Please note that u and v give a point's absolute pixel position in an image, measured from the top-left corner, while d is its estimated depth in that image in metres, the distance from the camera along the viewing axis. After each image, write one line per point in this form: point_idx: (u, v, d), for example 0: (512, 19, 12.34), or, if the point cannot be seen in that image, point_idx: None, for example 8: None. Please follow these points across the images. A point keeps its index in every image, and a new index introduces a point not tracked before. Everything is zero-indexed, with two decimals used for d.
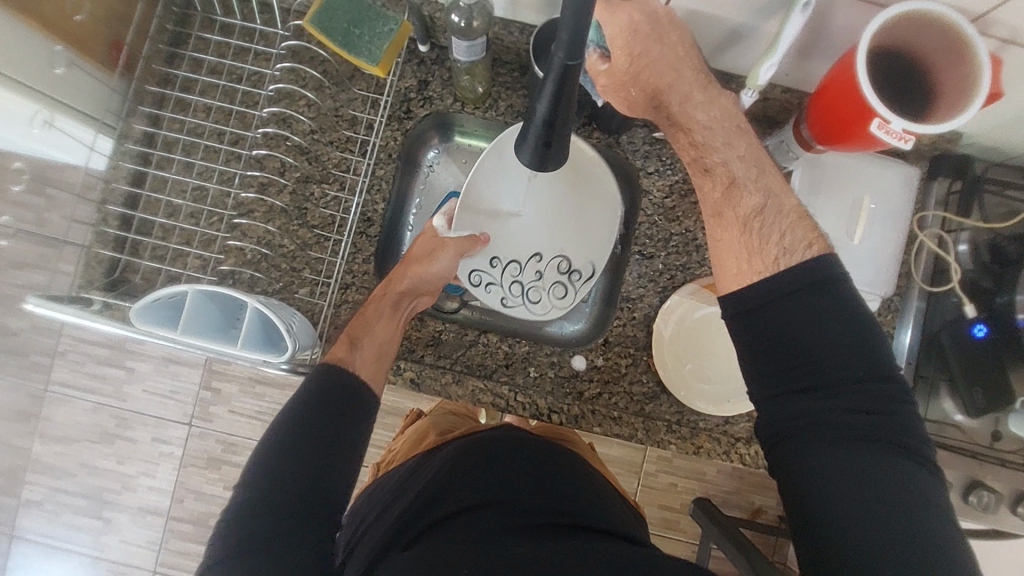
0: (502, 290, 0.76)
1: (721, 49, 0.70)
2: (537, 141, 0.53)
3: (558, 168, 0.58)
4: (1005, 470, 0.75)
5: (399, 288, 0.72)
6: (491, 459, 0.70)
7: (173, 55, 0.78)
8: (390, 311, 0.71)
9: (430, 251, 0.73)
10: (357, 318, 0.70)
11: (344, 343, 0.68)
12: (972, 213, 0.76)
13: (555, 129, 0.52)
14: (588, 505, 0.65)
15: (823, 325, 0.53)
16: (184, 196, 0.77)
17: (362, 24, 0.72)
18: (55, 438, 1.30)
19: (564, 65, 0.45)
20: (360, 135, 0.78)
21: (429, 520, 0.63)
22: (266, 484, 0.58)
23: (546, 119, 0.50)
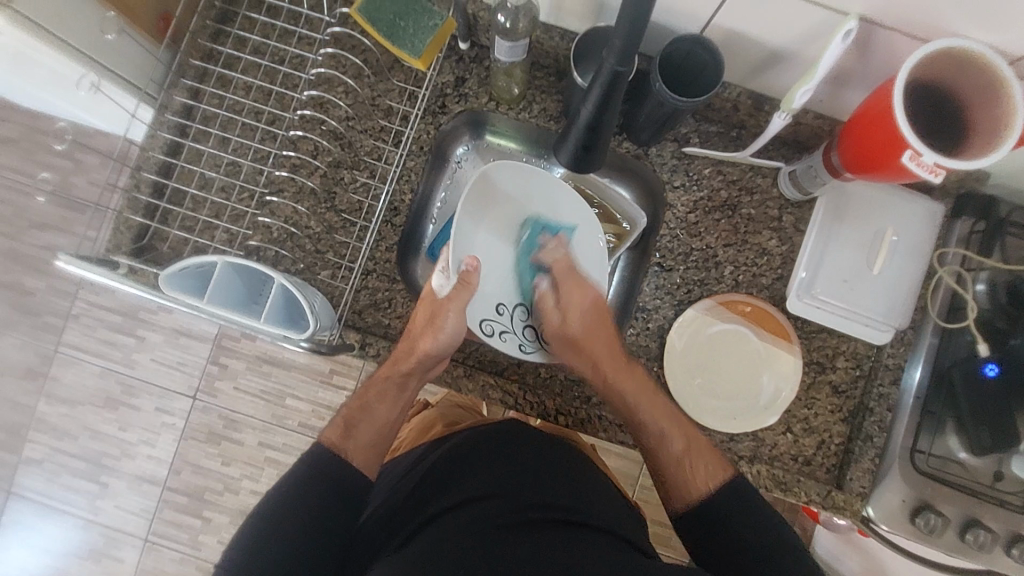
0: (517, 337, 0.76)
1: (758, 71, 0.71)
2: (578, 143, 0.64)
3: (595, 169, 0.69)
4: (1003, 511, 0.75)
5: (402, 367, 0.72)
6: (495, 452, 0.71)
7: (219, 32, 0.80)
8: (392, 393, 0.73)
9: (431, 321, 0.71)
10: (356, 402, 0.73)
11: (339, 429, 0.70)
12: (993, 253, 0.76)
13: (594, 135, 0.63)
14: (592, 501, 0.66)
15: (624, 377, 0.72)
16: (217, 170, 0.79)
17: (408, 17, 0.74)
18: (61, 398, 1.32)
19: (613, 69, 0.54)
20: (394, 125, 0.80)
21: (433, 510, 0.64)
22: (291, 501, 0.63)
23: (590, 121, 0.61)
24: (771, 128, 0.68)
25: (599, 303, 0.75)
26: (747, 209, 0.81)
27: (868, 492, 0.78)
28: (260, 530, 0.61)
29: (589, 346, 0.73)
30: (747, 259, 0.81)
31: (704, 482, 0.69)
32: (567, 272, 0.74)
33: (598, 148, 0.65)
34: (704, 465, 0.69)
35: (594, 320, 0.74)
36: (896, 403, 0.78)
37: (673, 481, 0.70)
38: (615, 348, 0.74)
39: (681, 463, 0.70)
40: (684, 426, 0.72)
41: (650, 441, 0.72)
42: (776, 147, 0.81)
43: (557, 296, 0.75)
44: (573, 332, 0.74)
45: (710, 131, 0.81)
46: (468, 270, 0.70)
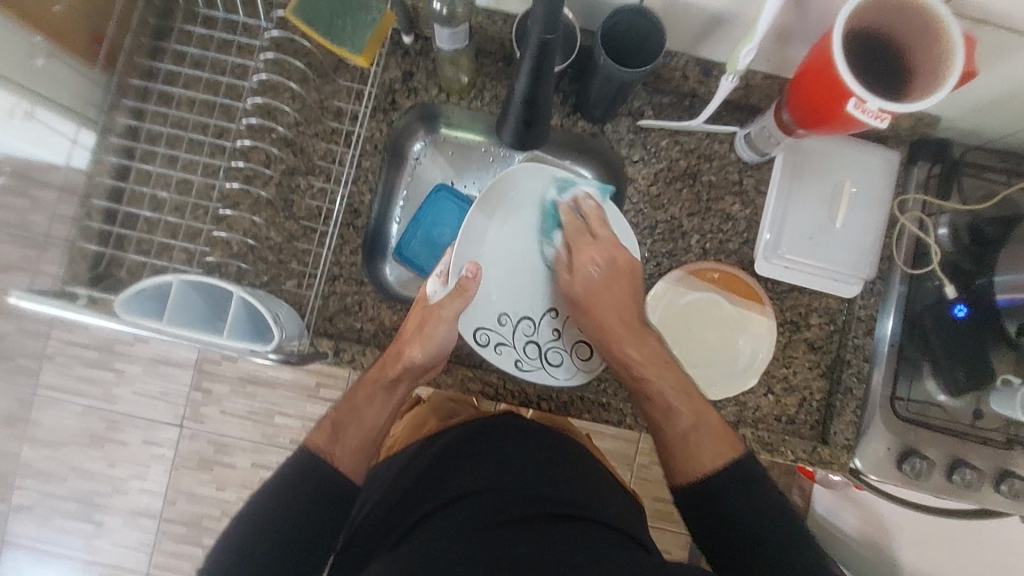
0: (514, 352, 0.76)
1: (702, 37, 0.71)
2: (516, 119, 0.64)
3: (538, 143, 0.69)
4: (987, 449, 0.76)
5: (391, 372, 0.71)
6: (486, 448, 0.69)
7: (155, 48, 0.78)
8: (381, 394, 0.72)
9: (420, 324, 0.72)
10: (345, 404, 0.71)
11: (327, 431, 0.68)
12: (951, 196, 0.77)
13: (530, 107, 0.62)
14: (586, 494, 0.65)
15: (632, 343, 0.73)
16: (168, 190, 0.77)
17: (344, 14, 0.72)
18: (44, 441, 1.29)
19: (540, 38, 0.53)
20: (345, 126, 0.78)
21: (423, 510, 0.63)
22: (274, 500, 0.63)
23: (525, 95, 0.60)
24: (720, 93, 0.67)
25: (613, 262, 0.75)
26: (708, 176, 0.81)
27: (853, 443, 0.79)
28: (254, 525, 0.62)
29: (596, 304, 0.74)
30: (713, 226, 0.81)
31: (709, 460, 0.67)
32: (586, 224, 0.76)
33: (539, 120, 0.65)
34: (710, 446, 0.68)
35: (607, 269, 0.75)
36: (872, 354, 0.79)
37: (676, 453, 0.69)
38: (631, 317, 0.75)
39: (688, 440, 0.69)
40: (691, 398, 0.71)
41: (656, 412, 0.71)
42: (730, 112, 0.81)
43: (567, 253, 0.76)
44: (580, 291, 0.75)
45: (663, 102, 0.81)
46: (467, 276, 0.71)
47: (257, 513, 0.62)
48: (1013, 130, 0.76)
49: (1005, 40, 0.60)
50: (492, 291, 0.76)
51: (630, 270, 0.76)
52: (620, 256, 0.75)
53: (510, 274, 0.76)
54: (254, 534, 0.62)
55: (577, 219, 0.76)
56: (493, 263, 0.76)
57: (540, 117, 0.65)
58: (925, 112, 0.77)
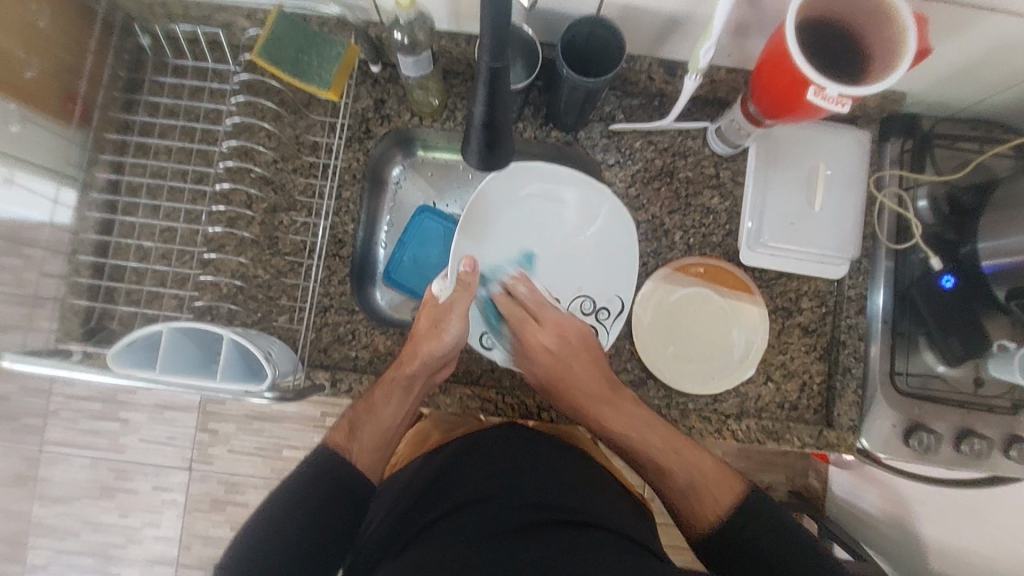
0: (521, 346, 0.79)
1: (661, 38, 0.72)
2: (480, 143, 0.62)
3: (506, 164, 0.67)
4: (992, 416, 0.76)
5: (405, 370, 0.71)
6: (499, 455, 0.69)
7: (129, 101, 0.79)
8: (398, 394, 0.72)
9: (436, 324, 0.72)
10: (361, 402, 0.72)
11: (344, 429, 0.69)
12: (925, 168, 0.78)
13: (492, 131, 0.61)
14: (599, 501, 0.65)
15: (609, 407, 0.72)
16: (153, 239, 0.78)
17: (310, 51, 0.73)
18: (55, 498, 1.28)
19: (490, 65, 0.52)
20: (321, 159, 0.79)
21: (433, 515, 0.63)
22: (291, 499, 0.62)
23: (485, 120, 0.59)
24: (685, 91, 0.67)
25: (564, 334, 0.75)
26: (685, 172, 0.82)
27: (858, 424, 0.79)
28: (265, 522, 0.61)
29: (563, 378, 0.73)
30: (694, 222, 0.82)
31: (716, 502, 0.66)
32: (517, 315, 0.76)
33: (502, 142, 0.63)
34: (716, 494, 0.66)
35: (560, 344, 0.74)
36: (867, 332, 0.79)
37: (683, 508, 0.68)
38: (602, 386, 0.73)
39: (689, 492, 0.67)
40: (647, 423, 0.71)
41: (653, 476, 0.70)
42: (700, 107, 0.82)
43: (517, 339, 0.76)
44: (545, 374, 0.74)
45: (633, 104, 0.82)
46: (465, 271, 0.72)
47: (273, 506, 0.62)
48: (981, 97, 0.77)
49: (959, 14, 0.61)
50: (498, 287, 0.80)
51: (591, 342, 0.75)
52: (569, 326, 0.75)
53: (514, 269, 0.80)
54: (266, 538, 0.60)
55: (512, 306, 0.76)
56: (493, 258, 0.80)
57: (504, 137, 0.63)
58: (892, 90, 0.77)
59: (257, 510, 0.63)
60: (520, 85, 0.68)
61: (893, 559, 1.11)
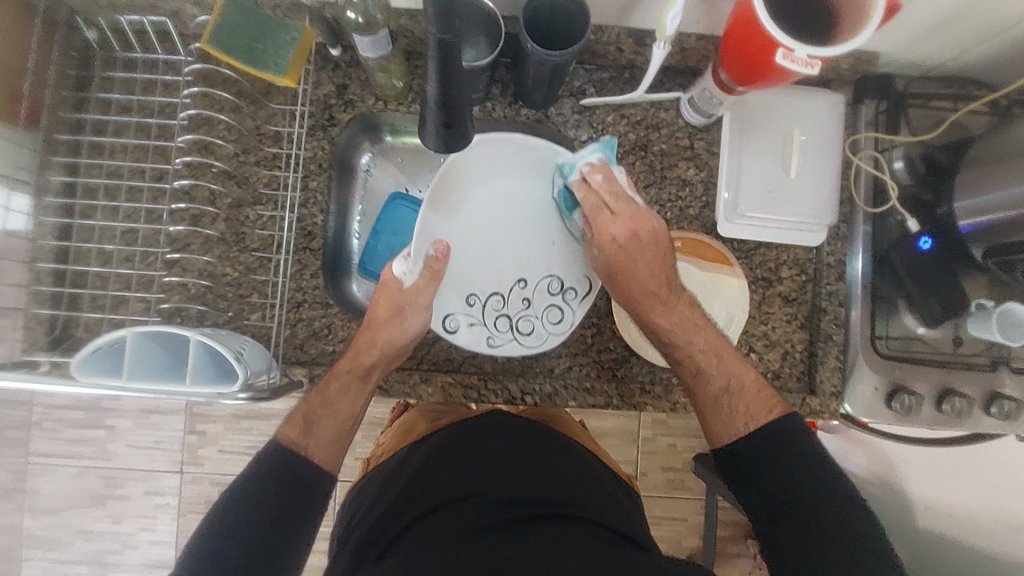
0: (486, 329, 0.76)
1: (627, 7, 0.70)
2: (437, 124, 0.60)
3: (467, 143, 0.64)
4: (973, 374, 0.76)
5: (366, 360, 0.71)
6: (477, 450, 0.68)
7: (79, 99, 0.76)
8: (357, 385, 0.71)
9: (398, 311, 0.71)
10: (317, 395, 0.70)
11: (298, 424, 0.68)
12: (900, 129, 0.77)
13: (450, 111, 0.58)
14: (578, 491, 0.64)
15: (661, 310, 0.70)
16: (114, 241, 0.75)
17: (263, 36, 0.70)
18: (45, 509, 1.27)
19: (439, 40, 0.49)
20: (284, 150, 0.77)
21: (414, 514, 0.62)
22: (245, 498, 0.61)
23: (440, 99, 0.56)
24: (653, 60, 0.65)
25: (637, 228, 0.69)
26: (659, 145, 0.80)
27: (841, 389, 0.79)
28: (223, 522, 0.60)
29: (625, 264, 0.70)
30: (671, 195, 0.81)
31: (742, 423, 0.65)
32: (608, 194, 0.70)
33: (460, 122, 0.60)
34: (745, 408, 0.66)
35: (631, 238, 0.69)
36: (847, 298, 0.79)
37: (709, 411, 0.68)
38: (664, 263, 0.70)
39: (724, 405, 0.67)
40: (693, 322, 0.71)
41: (687, 377, 0.70)
42: (671, 77, 0.80)
43: (589, 224, 0.71)
44: (606, 260, 0.71)
45: (604, 77, 0.80)
46: (436, 255, 0.71)
47: (231, 506, 0.61)
48: (954, 54, 0.75)
49: None
50: (465, 268, 0.76)
51: (662, 240, 0.70)
52: (644, 228, 0.69)
53: (476, 248, 0.76)
54: (223, 541, 0.59)
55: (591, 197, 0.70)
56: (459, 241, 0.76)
57: (462, 117, 0.61)
58: (864, 50, 0.76)
59: (214, 508, 0.62)
60: (485, 61, 0.66)
61: (879, 517, 1.14)
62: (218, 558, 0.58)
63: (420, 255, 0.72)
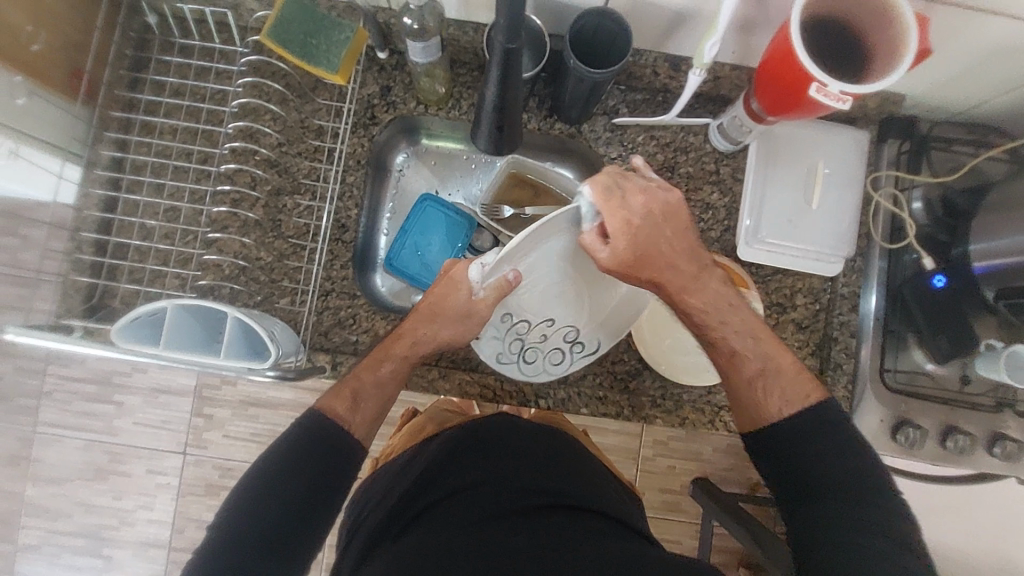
0: (501, 344, 0.76)
1: (666, 35, 0.73)
2: (491, 125, 0.67)
3: (513, 142, 0.72)
4: (976, 413, 0.77)
5: (420, 352, 0.72)
6: (490, 442, 0.70)
7: (135, 80, 0.79)
8: (402, 371, 0.72)
9: (461, 314, 0.71)
10: (365, 372, 0.71)
11: (347, 398, 0.68)
12: (921, 169, 0.79)
13: (503, 113, 0.65)
14: (591, 487, 0.67)
15: (693, 291, 0.65)
16: (156, 218, 0.78)
17: (319, 34, 0.73)
18: (48, 479, 1.28)
19: (504, 48, 0.54)
20: (326, 144, 0.80)
21: (431, 499, 0.64)
22: (274, 469, 0.61)
23: (496, 102, 0.62)
24: (689, 86, 0.68)
25: (654, 200, 0.64)
26: (685, 168, 0.83)
27: (847, 419, 0.80)
28: (256, 487, 0.61)
29: (649, 257, 0.64)
30: (694, 217, 0.83)
31: (775, 407, 0.61)
32: (617, 181, 0.63)
33: (511, 124, 0.67)
34: (782, 388, 0.62)
35: (645, 213, 0.63)
36: (858, 330, 0.81)
37: (748, 400, 0.63)
38: (685, 246, 0.65)
39: (763, 387, 0.63)
40: (697, 265, 0.65)
41: (721, 361, 0.66)
42: (701, 104, 0.83)
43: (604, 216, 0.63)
44: (626, 254, 0.62)
45: (637, 99, 0.83)
46: (510, 280, 0.68)
47: (264, 472, 0.61)
48: (977, 102, 0.78)
49: (957, 17, 0.63)
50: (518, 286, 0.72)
51: (678, 212, 0.65)
52: (667, 199, 0.64)
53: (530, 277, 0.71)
54: (254, 508, 0.60)
55: (602, 179, 0.62)
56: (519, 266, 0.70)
57: (512, 119, 0.67)
58: (891, 92, 0.79)
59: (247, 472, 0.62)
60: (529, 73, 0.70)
61: None
62: (251, 521, 0.60)
63: (497, 271, 0.67)
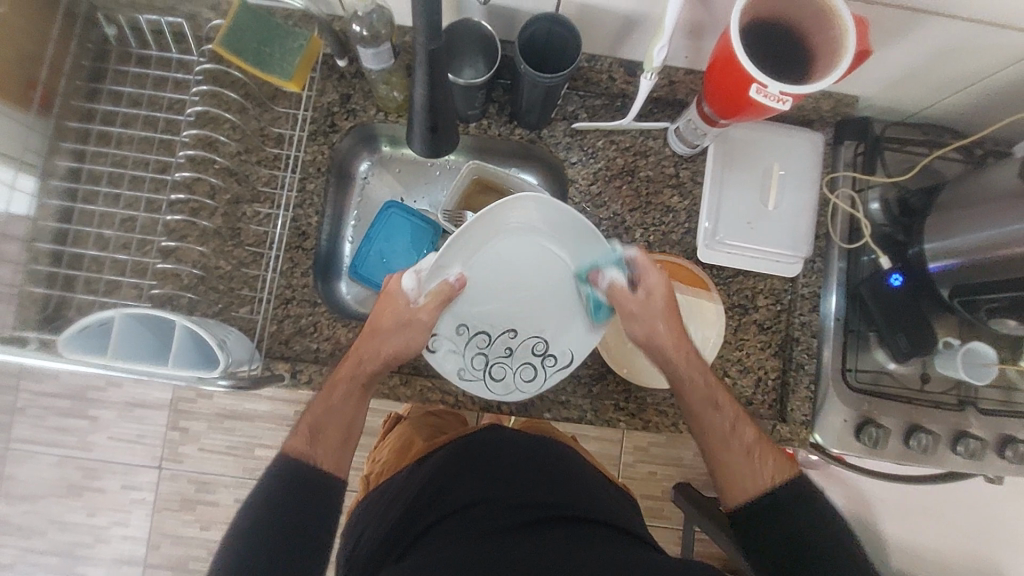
0: (460, 358, 0.74)
1: (619, 40, 0.74)
2: (423, 127, 0.69)
3: (449, 146, 0.74)
4: (939, 412, 0.77)
5: (368, 371, 0.70)
6: (486, 459, 0.69)
7: (93, 90, 0.79)
8: (358, 393, 0.70)
9: (403, 330, 0.70)
10: (321, 403, 0.70)
11: (304, 437, 0.67)
12: (876, 170, 0.80)
13: (433, 115, 0.67)
14: (586, 496, 0.66)
15: (687, 352, 0.71)
16: (113, 227, 0.78)
17: (273, 43, 0.74)
18: (20, 496, 1.26)
19: (426, 48, 0.56)
20: (284, 151, 0.80)
21: (431, 519, 0.63)
22: (266, 507, 0.62)
23: (425, 102, 0.65)
24: (642, 90, 0.68)
25: (655, 296, 0.70)
26: (645, 171, 0.84)
27: (810, 419, 0.80)
28: (247, 517, 0.62)
29: (662, 351, 0.71)
30: (655, 220, 0.83)
31: (767, 476, 0.66)
32: (646, 266, 0.70)
33: (443, 125, 0.69)
34: (766, 471, 0.67)
35: (661, 301, 0.70)
36: (819, 330, 0.81)
37: (729, 472, 0.68)
38: (697, 364, 0.71)
39: (750, 462, 0.67)
40: (649, 300, 0.70)
41: (703, 411, 0.70)
42: (660, 108, 0.84)
43: (620, 292, 0.70)
44: (648, 339, 0.71)
45: (596, 104, 0.83)
46: (454, 284, 0.70)
47: (255, 500, 0.62)
48: (928, 102, 0.79)
49: (895, 20, 0.64)
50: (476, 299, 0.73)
51: (673, 305, 0.71)
52: (660, 290, 0.70)
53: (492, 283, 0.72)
54: (245, 531, 0.61)
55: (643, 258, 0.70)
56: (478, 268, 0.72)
57: (444, 121, 0.70)
58: (843, 94, 0.80)
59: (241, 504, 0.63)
60: (479, 81, 0.70)
61: None
62: (243, 548, 0.60)
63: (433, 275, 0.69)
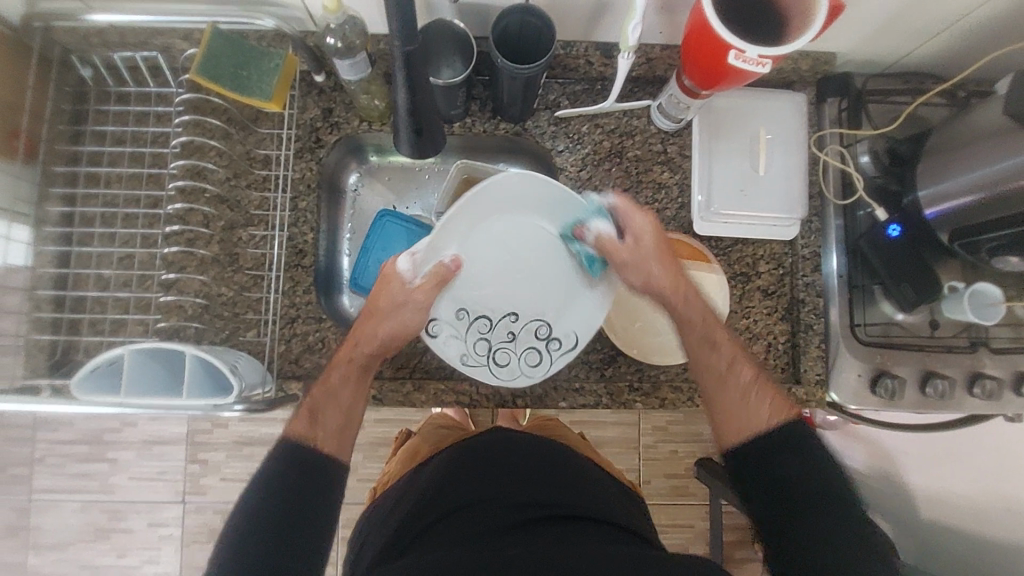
0: (465, 346, 0.75)
1: (592, 23, 0.75)
2: (408, 132, 0.69)
3: (434, 147, 0.74)
4: (952, 356, 0.77)
5: (365, 349, 0.70)
6: (483, 457, 0.69)
7: (76, 133, 0.79)
8: (358, 373, 0.70)
9: (399, 304, 0.70)
10: (320, 388, 0.69)
11: (305, 416, 0.66)
12: (862, 124, 0.80)
13: (416, 118, 0.67)
14: (583, 492, 0.66)
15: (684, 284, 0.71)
16: (112, 267, 0.78)
17: (249, 65, 0.74)
18: (48, 546, 1.26)
19: (402, 52, 0.57)
20: (272, 172, 0.80)
21: (429, 518, 0.63)
22: (270, 518, 0.59)
23: (408, 106, 0.65)
24: (621, 70, 0.68)
25: (647, 233, 0.70)
26: (633, 151, 0.84)
27: (825, 378, 0.80)
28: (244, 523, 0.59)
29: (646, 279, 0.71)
30: (648, 198, 0.83)
31: (764, 415, 0.64)
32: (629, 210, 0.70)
33: (428, 127, 0.69)
34: (764, 402, 0.65)
35: (645, 248, 0.70)
36: (824, 289, 0.81)
37: (731, 407, 0.65)
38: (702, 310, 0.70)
39: (746, 396, 0.65)
40: (639, 246, 0.70)
41: (702, 349, 0.69)
42: (641, 87, 0.84)
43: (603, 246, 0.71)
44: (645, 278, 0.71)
45: (577, 90, 0.83)
46: (449, 266, 0.71)
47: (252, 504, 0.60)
48: (906, 50, 0.79)
49: None
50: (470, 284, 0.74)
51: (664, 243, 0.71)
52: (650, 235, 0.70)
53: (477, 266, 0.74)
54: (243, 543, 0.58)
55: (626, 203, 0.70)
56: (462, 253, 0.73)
57: (428, 122, 0.69)
58: (821, 52, 0.80)
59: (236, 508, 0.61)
60: (458, 81, 0.70)
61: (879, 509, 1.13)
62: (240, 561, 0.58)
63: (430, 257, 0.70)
